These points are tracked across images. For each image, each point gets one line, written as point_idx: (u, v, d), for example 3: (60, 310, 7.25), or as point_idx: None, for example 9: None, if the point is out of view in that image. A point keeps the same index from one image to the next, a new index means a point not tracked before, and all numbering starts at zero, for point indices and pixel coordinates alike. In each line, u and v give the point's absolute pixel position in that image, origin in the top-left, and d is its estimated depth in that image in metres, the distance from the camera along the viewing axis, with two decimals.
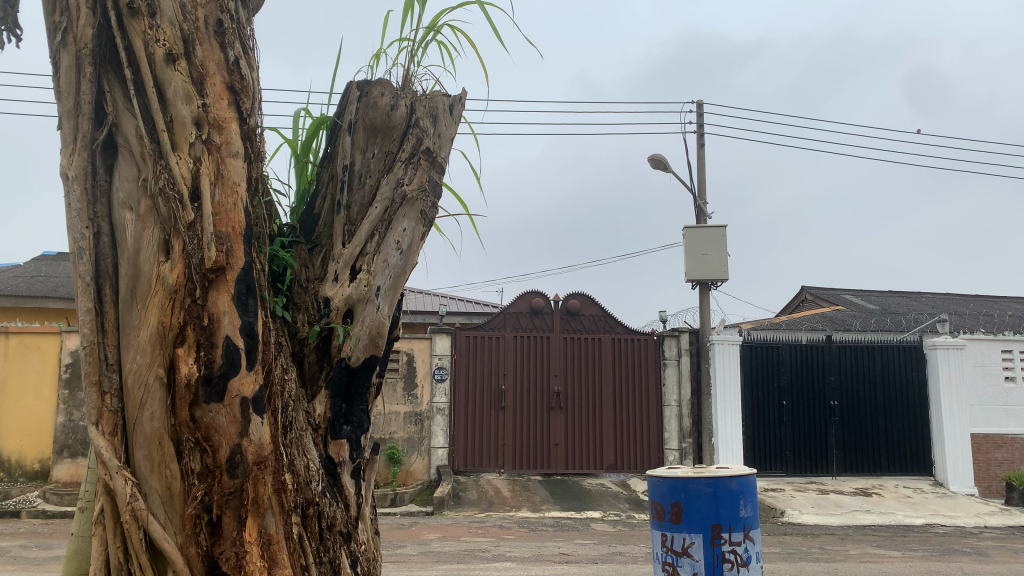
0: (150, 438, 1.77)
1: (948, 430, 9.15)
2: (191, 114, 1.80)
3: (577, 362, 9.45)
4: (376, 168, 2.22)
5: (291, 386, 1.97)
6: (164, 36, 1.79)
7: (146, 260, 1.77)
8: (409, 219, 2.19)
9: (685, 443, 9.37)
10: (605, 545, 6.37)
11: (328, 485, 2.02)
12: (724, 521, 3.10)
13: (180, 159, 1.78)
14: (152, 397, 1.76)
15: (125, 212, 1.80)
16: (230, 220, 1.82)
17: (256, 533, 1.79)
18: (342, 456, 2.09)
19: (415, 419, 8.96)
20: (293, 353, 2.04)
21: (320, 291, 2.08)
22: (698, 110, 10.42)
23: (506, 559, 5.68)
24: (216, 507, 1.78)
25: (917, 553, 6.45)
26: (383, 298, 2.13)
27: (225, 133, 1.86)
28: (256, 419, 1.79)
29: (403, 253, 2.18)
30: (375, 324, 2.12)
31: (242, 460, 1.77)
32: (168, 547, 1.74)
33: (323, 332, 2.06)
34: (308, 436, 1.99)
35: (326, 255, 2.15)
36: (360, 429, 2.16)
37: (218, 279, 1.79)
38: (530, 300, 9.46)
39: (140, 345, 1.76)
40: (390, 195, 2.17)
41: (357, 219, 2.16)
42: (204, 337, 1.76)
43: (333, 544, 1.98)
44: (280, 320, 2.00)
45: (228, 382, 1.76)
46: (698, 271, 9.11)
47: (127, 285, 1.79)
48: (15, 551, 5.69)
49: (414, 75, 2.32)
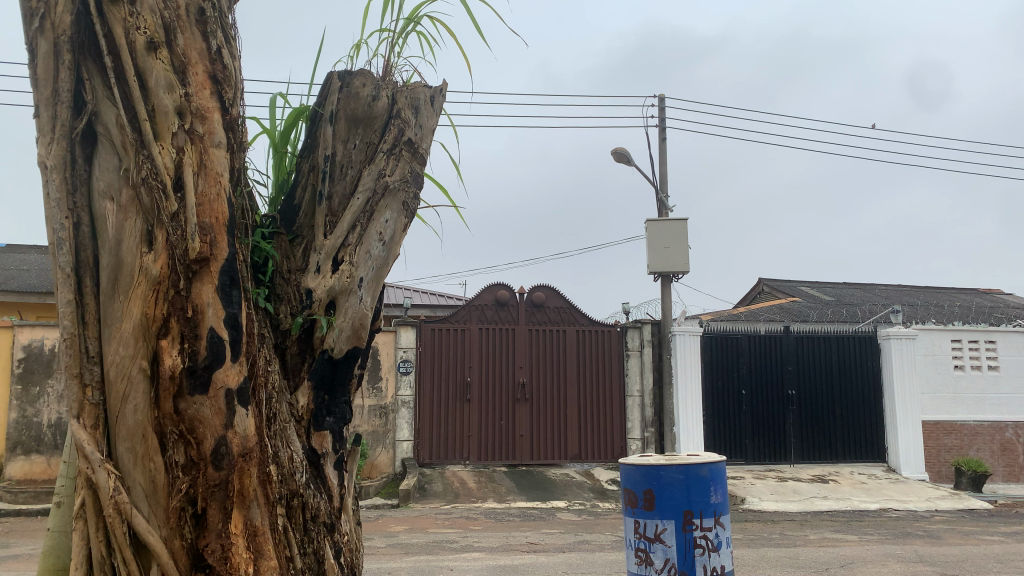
0: (133, 430, 1.75)
1: (901, 418, 9.42)
2: (174, 103, 1.78)
3: (541, 354, 9.51)
4: (357, 158, 2.22)
5: (274, 377, 1.97)
6: (145, 24, 1.77)
7: (128, 250, 1.75)
8: (391, 211, 2.20)
9: (647, 432, 9.50)
10: (572, 534, 6.42)
11: (311, 476, 2.02)
12: (695, 508, 3.17)
13: (163, 149, 1.76)
14: (134, 389, 1.74)
15: (106, 203, 1.78)
16: (214, 210, 1.81)
17: (242, 524, 1.78)
18: (325, 448, 2.08)
19: (379, 412, 8.96)
20: (276, 344, 2.03)
21: (301, 283, 2.08)
22: (660, 104, 10.52)
23: (475, 550, 5.71)
24: (201, 499, 1.77)
25: (873, 536, 6.64)
26: (366, 289, 2.13)
27: (209, 123, 1.84)
28: (241, 411, 1.78)
29: (385, 244, 2.18)
30: (357, 316, 2.13)
31: (228, 451, 1.76)
32: (152, 540, 1.72)
33: (306, 323, 2.06)
34: (292, 428, 1.98)
35: (307, 247, 2.14)
36: (343, 421, 2.17)
37: (203, 269, 1.78)
38: (495, 293, 9.47)
39: (123, 336, 1.74)
40: (372, 185, 2.18)
41: (338, 211, 2.16)
42: (187, 329, 1.75)
43: (316, 535, 1.99)
44: (263, 312, 1.98)
45: (213, 373, 1.75)
46: (660, 263, 9.21)
47: (109, 276, 1.76)
48: None
49: (395, 66, 2.32)
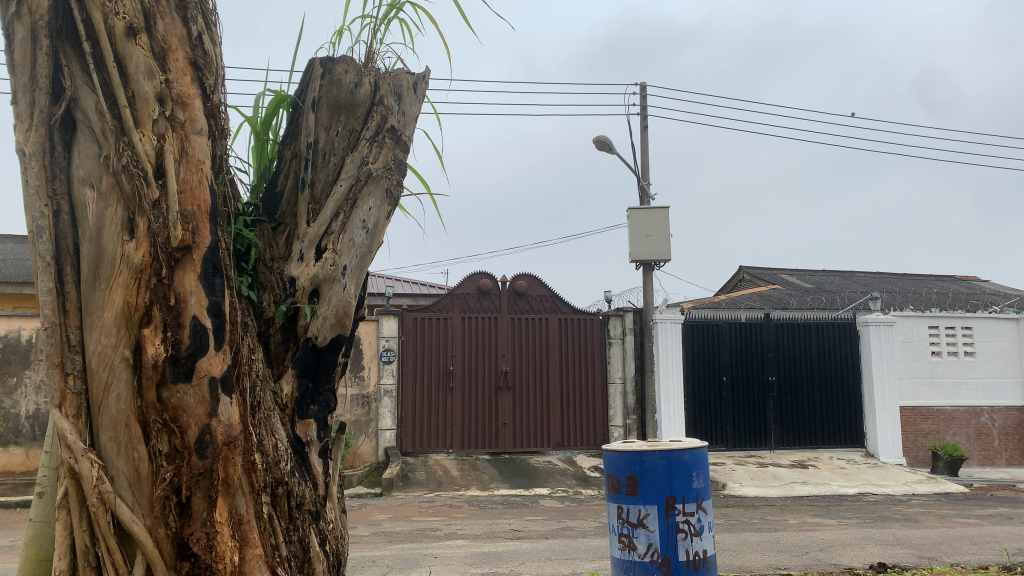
0: (116, 419, 1.74)
1: (879, 405, 9.53)
2: (154, 89, 1.76)
3: (524, 342, 9.52)
4: (340, 146, 2.21)
5: (258, 365, 1.96)
6: (124, 8, 1.75)
7: (109, 238, 1.73)
8: (374, 198, 2.19)
9: (629, 420, 9.56)
10: (556, 520, 6.47)
11: (296, 464, 2.02)
12: (678, 493, 3.20)
13: (144, 136, 1.75)
14: (118, 377, 1.73)
15: (86, 190, 1.76)
16: (196, 198, 1.80)
17: (227, 512, 1.78)
18: (309, 436, 2.09)
19: (362, 401, 8.95)
20: (260, 333, 2.03)
21: (285, 271, 2.07)
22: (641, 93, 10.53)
23: (459, 537, 5.73)
24: (185, 488, 1.76)
25: (852, 520, 6.74)
26: (349, 277, 2.13)
27: (190, 110, 1.83)
28: (225, 399, 1.77)
29: (368, 232, 2.18)
30: (341, 304, 2.12)
31: (212, 440, 1.75)
32: (136, 529, 1.72)
33: (289, 312, 2.05)
34: (276, 416, 1.98)
35: (290, 235, 2.14)
36: (327, 409, 2.16)
37: (185, 258, 1.76)
38: (478, 282, 9.46)
39: (104, 325, 1.73)
40: (355, 173, 2.17)
41: (321, 198, 2.16)
42: (170, 318, 1.74)
43: (302, 523, 1.99)
44: (246, 300, 1.98)
45: (197, 361, 1.74)
46: (642, 251, 9.24)
47: (90, 264, 1.75)
48: None
49: (377, 53, 2.31)
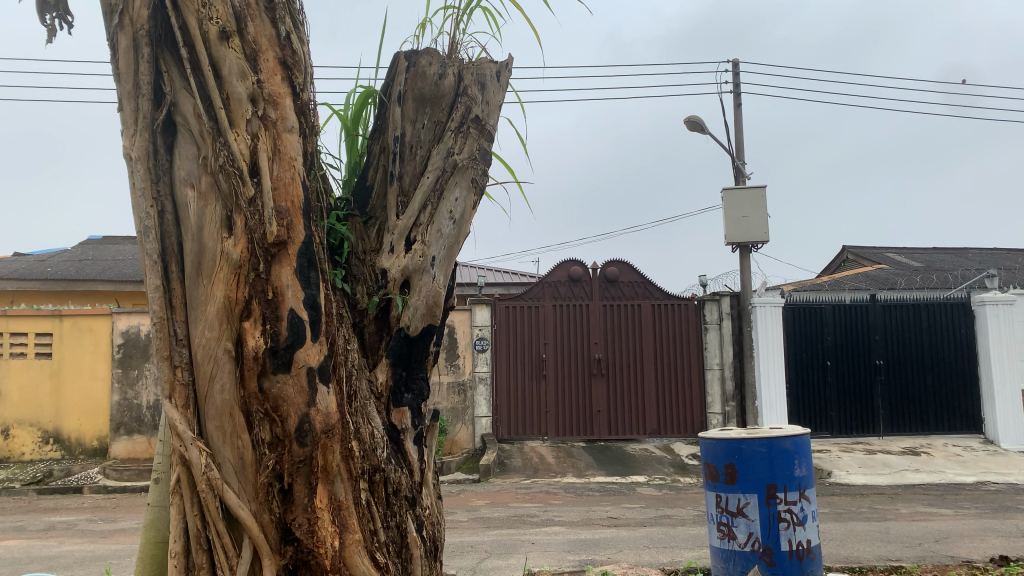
0: (221, 409, 1.81)
1: (998, 389, 8.98)
2: (246, 90, 1.82)
3: (617, 328, 9.44)
4: (426, 138, 2.23)
5: (353, 355, 2.01)
6: (216, 13, 1.81)
7: (210, 236, 1.81)
8: (460, 188, 2.20)
9: (728, 407, 9.33)
10: (653, 508, 6.39)
11: (392, 451, 2.06)
12: (779, 482, 3.11)
13: (238, 136, 1.81)
14: (222, 368, 1.80)
15: (187, 190, 1.84)
16: (289, 194, 1.85)
17: (326, 499, 1.82)
18: (404, 423, 2.12)
19: (458, 388, 9.02)
20: (354, 323, 2.08)
21: (376, 263, 2.12)
22: (734, 70, 10.22)
23: (556, 524, 5.74)
24: (287, 475, 1.82)
25: (969, 510, 6.39)
26: (438, 268, 2.14)
27: (281, 109, 1.88)
28: (322, 388, 1.82)
29: (455, 222, 2.19)
30: (431, 294, 2.13)
31: (311, 428, 1.80)
32: (242, 514, 1.79)
33: (381, 303, 2.10)
34: (371, 405, 2.02)
35: (380, 228, 2.18)
36: (421, 397, 2.19)
37: (280, 253, 1.82)
38: (568, 269, 9.42)
39: (208, 320, 1.81)
40: (441, 164, 2.18)
41: (409, 190, 2.18)
42: (269, 311, 1.80)
43: (399, 509, 2.03)
44: (340, 292, 2.04)
45: (294, 352, 1.79)
46: (737, 234, 9.00)
47: (193, 261, 1.83)
48: (82, 524, 5.81)
49: (461, 43, 2.31)
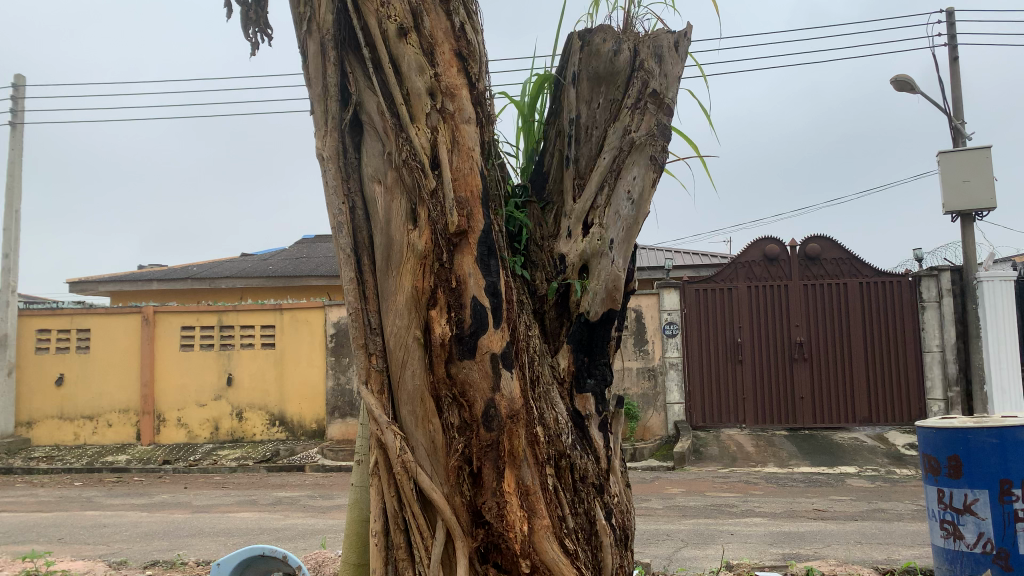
0: (413, 394, 1.88)
1: None
2: (424, 84, 1.85)
3: (820, 309, 8.87)
4: (603, 118, 2.18)
5: (535, 341, 2.01)
6: (395, 11, 1.86)
7: (396, 229, 1.88)
8: (638, 167, 2.12)
9: (951, 393, 8.49)
10: (865, 502, 5.94)
11: (577, 437, 2.04)
12: (1014, 477, 2.76)
13: (419, 130, 1.85)
14: (411, 356, 1.87)
15: (375, 185, 1.92)
16: (468, 184, 1.86)
17: (514, 483, 1.83)
18: (588, 410, 2.09)
19: (648, 374, 9.01)
20: (536, 310, 2.09)
21: (555, 249, 2.12)
22: (947, 20, 9.24)
23: (756, 515, 5.49)
24: (475, 459, 1.85)
25: None
26: (617, 250, 2.08)
27: (458, 100, 1.89)
28: (506, 374, 1.83)
29: (634, 202, 2.11)
30: (611, 277, 2.07)
31: (497, 414, 1.82)
32: (435, 496, 1.84)
33: (561, 288, 2.09)
34: (555, 390, 2.01)
35: (559, 213, 2.16)
36: (605, 383, 2.14)
37: (462, 242, 1.84)
38: (762, 248, 8.95)
39: (398, 308, 1.88)
40: (617, 143, 2.12)
41: (586, 172, 2.15)
42: (453, 299, 1.83)
43: (586, 496, 2.01)
44: (521, 279, 2.06)
45: (478, 339, 1.81)
46: (958, 201, 8.13)
47: (383, 254, 1.91)
48: (304, 500, 6.32)
49: (635, 17, 2.23)
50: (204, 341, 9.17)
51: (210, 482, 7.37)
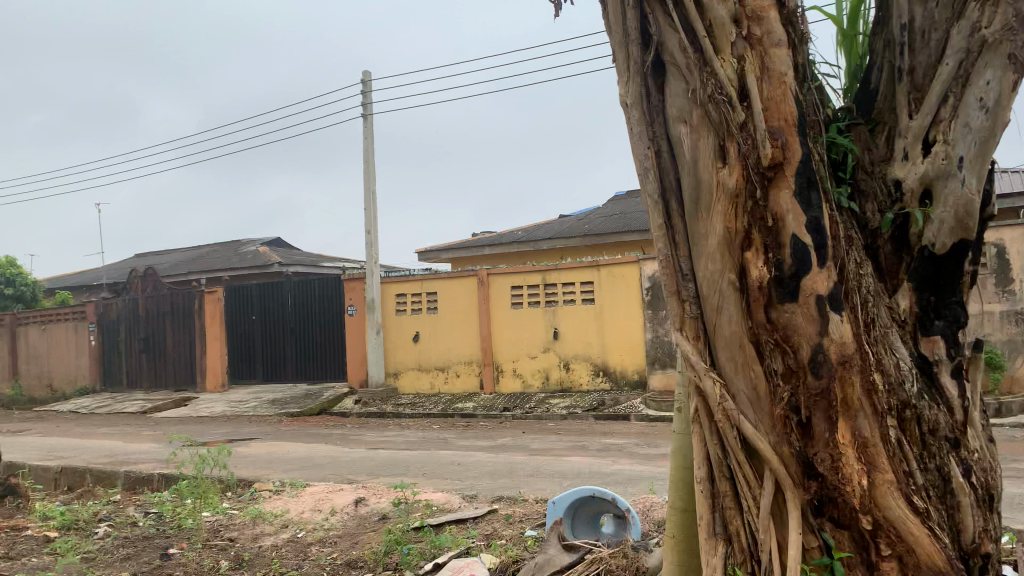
0: (731, 339, 1.81)
1: None
2: (729, 12, 1.75)
3: None
4: (942, 19, 1.88)
5: (869, 280, 1.82)
6: None
7: (705, 168, 1.81)
8: (994, 67, 1.80)
9: None
10: None
11: (924, 386, 1.82)
12: None
13: (724, 61, 1.75)
14: (727, 300, 1.80)
15: (680, 126, 1.87)
16: (782, 112, 1.72)
17: (849, 434, 1.70)
18: (937, 354, 1.85)
19: (1014, 318, 7.82)
20: (867, 245, 1.91)
21: (889, 175, 1.90)
22: None
23: None
24: (804, 408, 1.74)
25: None
26: (969, 169, 1.79)
27: (766, 23, 1.75)
28: (834, 316, 1.68)
29: (989, 109, 1.80)
30: (962, 202, 1.80)
31: (826, 359, 1.69)
32: (760, 445, 1.76)
33: (898, 219, 1.87)
34: (894, 333, 1.82)
35: (892, 133, 1.92)
36: (958, 323, 1.86)
37: (777, 176, 1.71)
38: None
39: (711, 252, 1.82)
40: (964, 44, 1.82)
41: (923, 84, 1.88)
42: (769, 239, 1.73)
43: (939, 451, 1.79)
44: (848, 212, 1.88)
45: (801, 280, 1.69)
46: None
47: (691, 195, 1.86)
48: (631, 447, 6.49)
49: None
50: (531, 299, 9.80)
51: (544, 428, 7.92)
